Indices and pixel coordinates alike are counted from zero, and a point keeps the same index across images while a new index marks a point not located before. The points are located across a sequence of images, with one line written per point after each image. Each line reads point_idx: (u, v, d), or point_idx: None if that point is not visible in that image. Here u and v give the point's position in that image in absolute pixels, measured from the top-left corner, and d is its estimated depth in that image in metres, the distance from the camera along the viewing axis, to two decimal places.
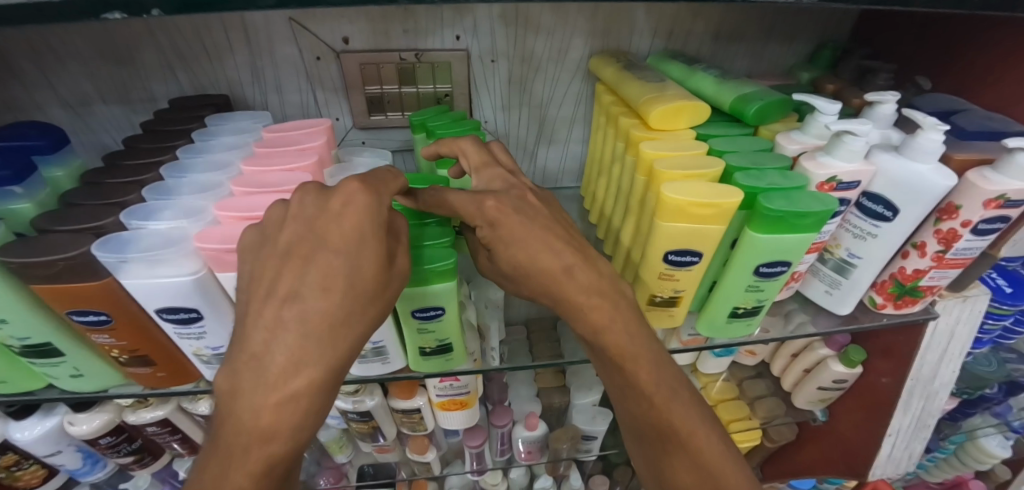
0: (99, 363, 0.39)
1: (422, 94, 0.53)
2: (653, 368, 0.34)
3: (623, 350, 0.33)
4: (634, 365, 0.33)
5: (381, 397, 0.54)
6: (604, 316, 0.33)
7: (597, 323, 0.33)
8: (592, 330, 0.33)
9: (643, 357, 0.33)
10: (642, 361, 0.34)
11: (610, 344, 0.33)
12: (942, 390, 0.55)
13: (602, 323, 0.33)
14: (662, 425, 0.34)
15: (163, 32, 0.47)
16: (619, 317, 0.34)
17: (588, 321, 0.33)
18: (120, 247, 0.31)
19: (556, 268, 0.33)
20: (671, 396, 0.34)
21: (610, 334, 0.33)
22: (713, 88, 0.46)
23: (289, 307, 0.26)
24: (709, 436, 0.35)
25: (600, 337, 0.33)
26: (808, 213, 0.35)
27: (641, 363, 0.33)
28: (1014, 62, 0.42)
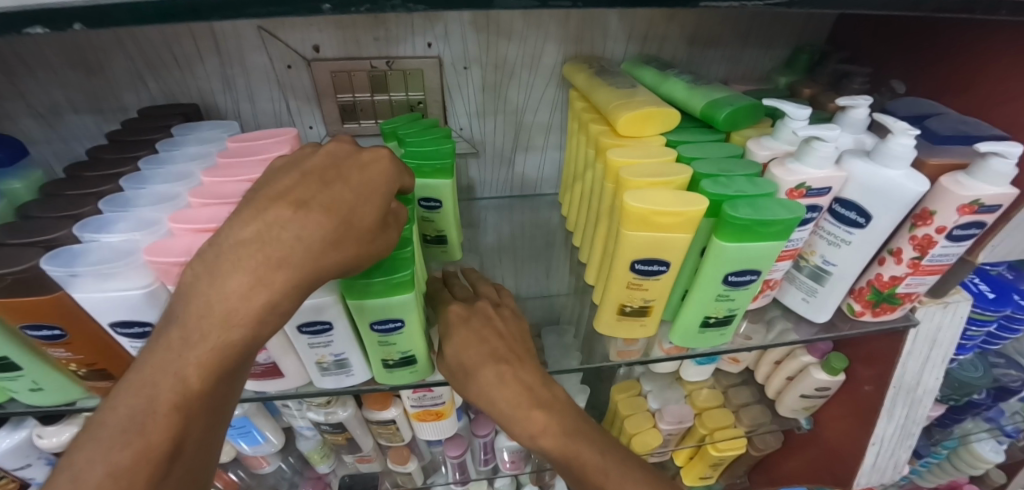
0: (59, 376, 0.38)
1: (395, 101, 0.52)
2: (577, 438, 0.36)
3: (538, 425, 0.36)
4: (553, 437, 0.36)
5: (355, 408, 0.53)
6: (518, 398, 0.36)
7: (499, 403, 0.36)
8: (504, 411, 0.36)
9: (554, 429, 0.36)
10: (562, 433, 0.36)
11: (522, 421, 0.36)
12: (926, 398, 0.54)
13: (506, 404, 0.36)
14: None
15: (131, 42, 0.46)
16: (522, 392, 0.36)
17: (496, 399, 0.36)
18: (70, 261, 0.31)
19: (469, 349, 0.38)
20: (600, 460, 0.36)
21: (521, 410, 0.36)
22: (685, 93, 0.46)
23: (232, 246, 0.26)
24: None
25: (513, 415, 0.36)
26: (775, 220, 0.34)
27: (560, 435, 0.36)
28: (989, 65, 0.41)
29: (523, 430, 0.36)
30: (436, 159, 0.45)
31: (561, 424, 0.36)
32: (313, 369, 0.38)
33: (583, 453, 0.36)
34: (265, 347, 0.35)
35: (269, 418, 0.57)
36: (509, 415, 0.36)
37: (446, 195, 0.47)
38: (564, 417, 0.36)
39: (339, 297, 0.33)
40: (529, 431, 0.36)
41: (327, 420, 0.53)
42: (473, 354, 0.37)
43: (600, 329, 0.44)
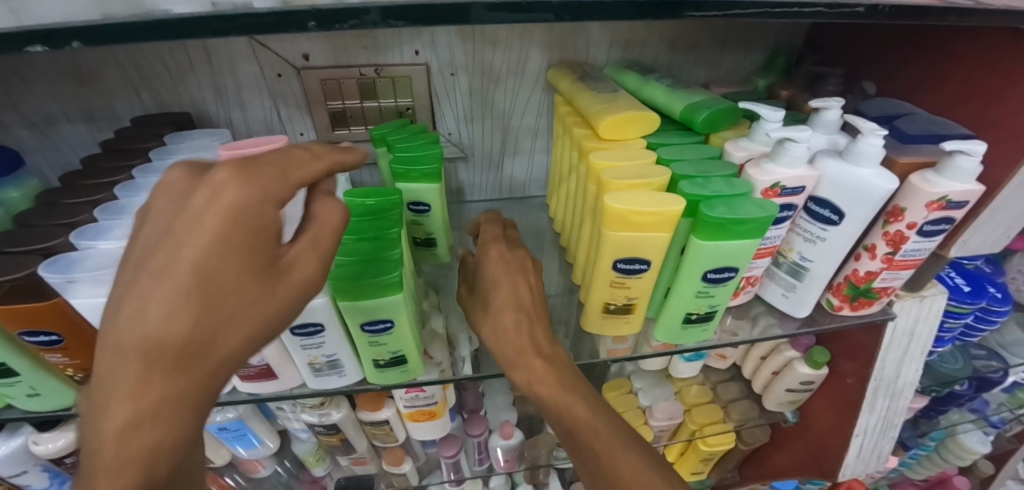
0: (56, 381, 0.39)
1: (384, 107, 0.54)
2: (585, 406, 0.37)
3: (548, 390, 0.37)
4: (565, 401, 0.37)
5: (348, 408, 0.54)
6: (538, 361, 0.38)
7: (518, 362, 0.38)
8: (523, 371, 0.38)
9: (555, 378, 0.37)
10: (573, 398, 0.37)
11: (535, 382, 0.38)
12: (907, 389, 0.55)
13: (524, 365, 0.38)
14: (594, 452, 0.36)
15: (124, 53, 0.47)
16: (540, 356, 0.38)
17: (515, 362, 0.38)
18: (67, 267, 0.32)
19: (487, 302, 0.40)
20: (605, 432, 0.36)
21: (537, 371, 0.38)
22: (664, 96, 0.47)
23: None
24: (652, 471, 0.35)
25: (522, 357, 0.38)
26: (749, 219, 0.35)
27: (568, 401, 0.37)
28: (954, 66, 0.43)
29: (535, 392, 0.38)
30: (425, 164, 0.46)
31: (573, 391, 0.37)
32: (305, 370, 0.39)
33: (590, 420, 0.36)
34: (258, 348, 0.36)
35: (263, 421, 0.57)
36: (524, 377, 0.38)
37: (434, 199, 0.48)
38: (574, 389, 0.38)
39: (328, 298, 0.34)
40: (541, 395, 0.37)
41: (321, 422, 0.53)
42: (494, 303, 0.40)
43: (586, 328, 0.45)
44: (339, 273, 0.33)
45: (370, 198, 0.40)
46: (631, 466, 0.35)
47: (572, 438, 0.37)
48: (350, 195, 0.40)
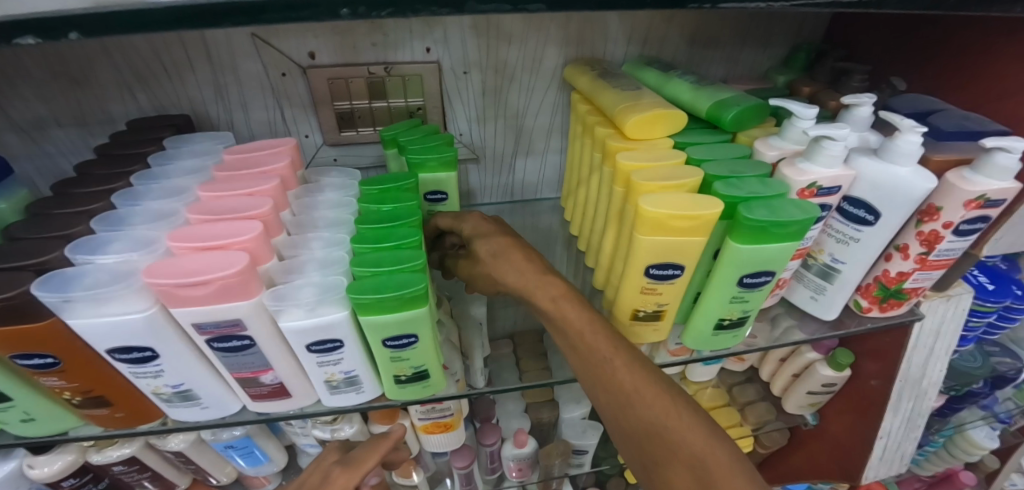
0: (51, 405, 0.36)
1: (394, 108, 0.51)
2: (633, 360, 0.35)
3: (594, 342, 0.35)
4: (611, 356, 0.35)
5: (361, 423, 0.51)
6: (584, 314, 0.37)
7: (567, 316, 0.37)
8: (570, 326, 0.37)
9: (586, 324, 0.36)
10: (622, 351, 0.35)
11: (582, 334, 0.36)
12: (931, 389, 0.55)
13: (573, 318, 0.37)
14: (626, 391, 0.33)
15: (119, 52, 0.45)
16: (592, 319, 0.37)
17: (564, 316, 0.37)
18: (63, 285, 0.29)
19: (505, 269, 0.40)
20: (654, 393, 0.33)
21: (582, 325, 0.36)
22: (689, 94, 0.45)
23: None
24: (708, 434, 0.31)
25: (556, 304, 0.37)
26: (790, 221, 0.34)
27: (614, 356, 0.35)
28: (987, 59, 0.41)
29: (579, 348, 0.36)
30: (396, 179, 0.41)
31: (622, 345, 0.35)
32: (321, 387, 0.36)
33: (636, 377, 0.34)
34: (272, 367, 0.34)
35: (270, 436, 0.55)
36: (570, 332, 0.37)
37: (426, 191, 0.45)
38: (625, 345, 0.36)
39: (349, 313, 0.31)
40: (585, 352, 0.36)
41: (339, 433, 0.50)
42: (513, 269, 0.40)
43: None
44: (360, 285, 0.31)
45: (387, 205, 0.38)
46: (683, 426, 0.31)
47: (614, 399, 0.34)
48: (364, 201, 0.38)
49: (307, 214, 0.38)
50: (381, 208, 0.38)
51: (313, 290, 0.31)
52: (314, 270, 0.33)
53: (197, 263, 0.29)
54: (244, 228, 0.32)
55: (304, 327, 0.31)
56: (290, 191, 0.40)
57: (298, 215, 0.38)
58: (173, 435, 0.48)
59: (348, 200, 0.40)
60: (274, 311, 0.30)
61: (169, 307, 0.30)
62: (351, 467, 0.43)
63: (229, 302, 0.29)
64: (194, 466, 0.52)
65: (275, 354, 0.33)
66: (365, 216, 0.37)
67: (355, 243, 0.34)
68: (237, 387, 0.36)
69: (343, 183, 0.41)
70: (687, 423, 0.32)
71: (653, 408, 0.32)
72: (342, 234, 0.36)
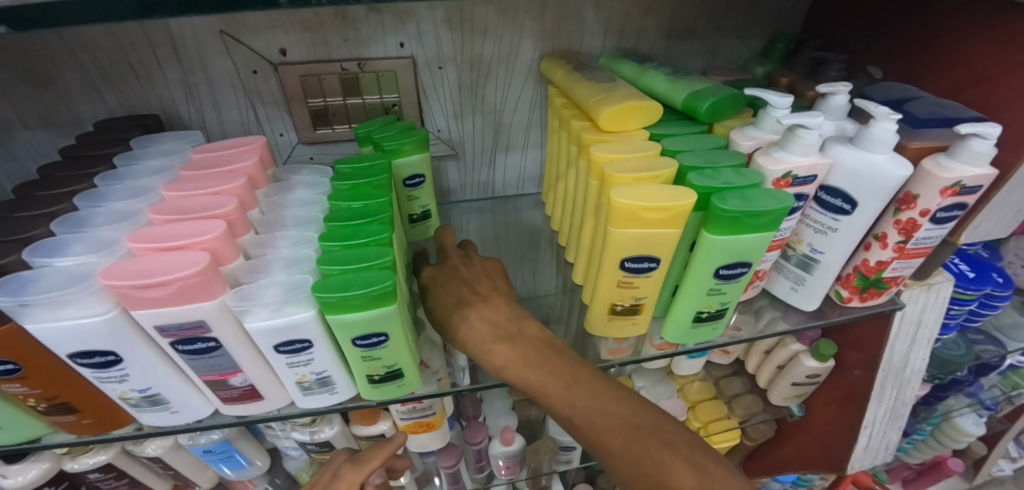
0: (16, 411, 0.36)
1: (368, 105, 0.51)
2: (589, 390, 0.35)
3: (567, 394, 0.35)
4: (603, 417, 0.34)
5: (342, 424, 0.50)
6: (565, 375, 0.36)
7: (548, 386, 0.36)
8: (546, 389, 0.36)
9: (534, 364, 0.37)
10: (609, 403, 0.34)
11: (566, 398, 0.35)
12: (913, 378, 0.55)
13: (549, 381, 0.36)
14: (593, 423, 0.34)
15: (84, 51, 0.44)
16: (541, 356, 0.37)
17: (542, 382, 0.36)
18: (19, 288, 0.28)
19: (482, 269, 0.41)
20: (619, 417, 0.34)
21: (566, 385, 0.35)
22: (665, 86, 0.45)
23: None
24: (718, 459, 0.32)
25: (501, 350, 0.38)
26: (763, 211, 0.33)
27: (569, 392, 0.35)
28: (962, 46, 0.41)
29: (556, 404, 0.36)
30: (370, 176, 0.40)
31: (606, 395, 0.35)
32: (294, 389, 0.36)
33: (636, 428, 0.33)
34: (241, 369, 0.33)
35: (252, 439, 0.54)
36: (544, 390, 0.36)
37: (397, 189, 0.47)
38: (612, 395, 0.35)
39: (316, 313, 0.31)
40: (575, 417, 0.34)
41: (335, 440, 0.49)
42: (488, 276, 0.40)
43: (593, 330, 0.43)
44: (327, 283, 0.30)
45: (358, 202, 0.37)
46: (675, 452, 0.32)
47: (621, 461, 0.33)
48: (334, 198, 0.38)
49: (276, 213, 0.37)
50: (351, 204, 0.37)
51: (278, 289, 0.30)
52: (280, 269, 0.32)
53: (156, 264, 0.29)
54: (208, 228, 0.31)
55: (269, 327, 0.30)
56: (260, 190, 0.39)
57: (267, 214, 0.37)
58: (150, 441, 0.48)
59: (319, 198, 0.39)
60: (239, 311, 0.30)
61: (130, 310, 0.29)
62: (358, 464, 0.47)
63: (191, 304, 0.29)
64: (174, 471, 0.51)
65: (242, 355, 0.32)
66: (335, 214, 0.36)
67: (323, 241, 0.34)
68: (208, 390, 0.36)
69: (314, 181, 0.41)
70: (694, 454, 0.32)
71: (646, 445, 0.32)
72: (311, 232, 0.36)
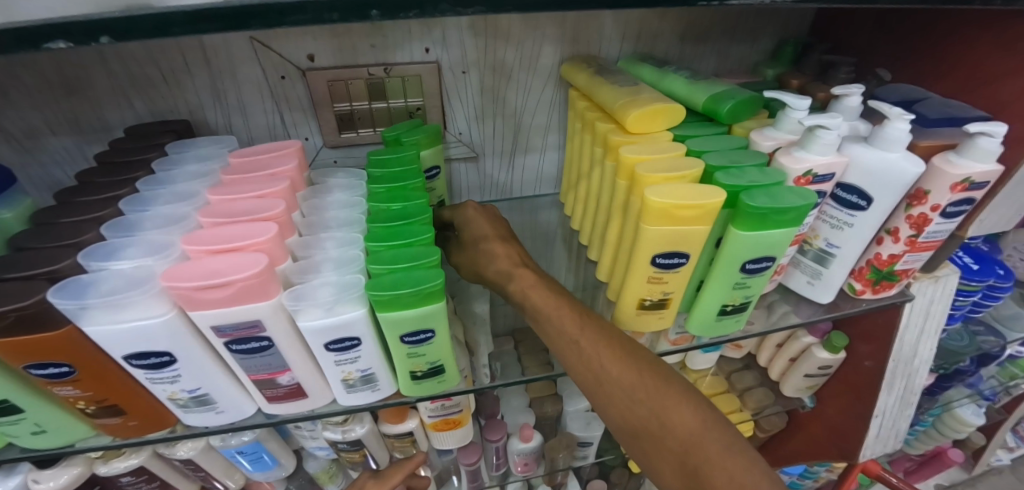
0: (62, 415, 0.36)
1: (393, 109, 0.52)
2: (619, 355, 0.36)
3: (598, 357, 0.36)
4: (624, 391, 0.35)
5: (372, 423, 0.51)
6: (599, 343, 0.37)
7: (581, 341, 0.37)
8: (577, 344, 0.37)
9: (574, 328, 0.38)
10: (635, 379, 0.35)
11: (595, 369, 0.36)
12: (921, 368, 0.57)
13: (583, 338, 0.37)
14: (609, 383, 0.35)
15: (115, 58, 0.44)
16: (583, 322, 0.38)
17: (575, 350, 0.37)
18: (80, 292, 0.29)
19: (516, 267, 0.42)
20: (639, 385, 0.35)
21: (597, 355, 0.36)
22: (685, 88, 0.47)
23: None
24: (732, 447, 0.32)
25: (544, 313, 0.39)
26: (789, 208, 0.35)
27: (601, 355, 0.36)
28: (967, 50, 0.43)
29: (582, 363, 0.37)
30: (404, 178, 0.41)
31: (634, 372, 0.35)
32: (338, 386, 0.37)
33: (654, 406, 0.34)
34: (289, 367, 0.34)
35: (280, 440, 0.55)
36: (577, 349, 0.37)
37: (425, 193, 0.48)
38: (641, 368, 0.36)
39: (367, 311, 0.32)
40: (597, 387, 0.36)
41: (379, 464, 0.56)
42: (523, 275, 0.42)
43: (621, 324, 0.44)
44: (378, 282, 0.31)
45: (397, 204, 0.38)
46: (686, 430, 0.33)
47: (635, 434, 0.35)
48: (373, 200, 0.39)
49: (317, 215, 0.38)
50: (390, 206, 0.38)
51: (331, 288, 0.31)
52: (330, 269, 0.33)
53: (216, 265, 0.29)
54: (261, 230, 0.32)
55: (323, 326, 0.31)
56: (299, 193, 0.40)
57: (308, 217, 0.38)
58: (181, 443, 0.48)
59: (356, 200, 0.40)
60: (293, 310, 0.31)
61: (189, 311, 0.30)
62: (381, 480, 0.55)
63: (249, 304, 0.30)
64: (203, 473, 0.52)
65: (292, 354, 0.33)
66: (376, 215, 0.38)
67: (369, 241, 0.35)
68: (254, 390, 0.36)
69: (350, 184, 0.42)
70: (706, 441, 0.32)
71: (657, 415, 0.34)
72: (354, 233, 0.37)
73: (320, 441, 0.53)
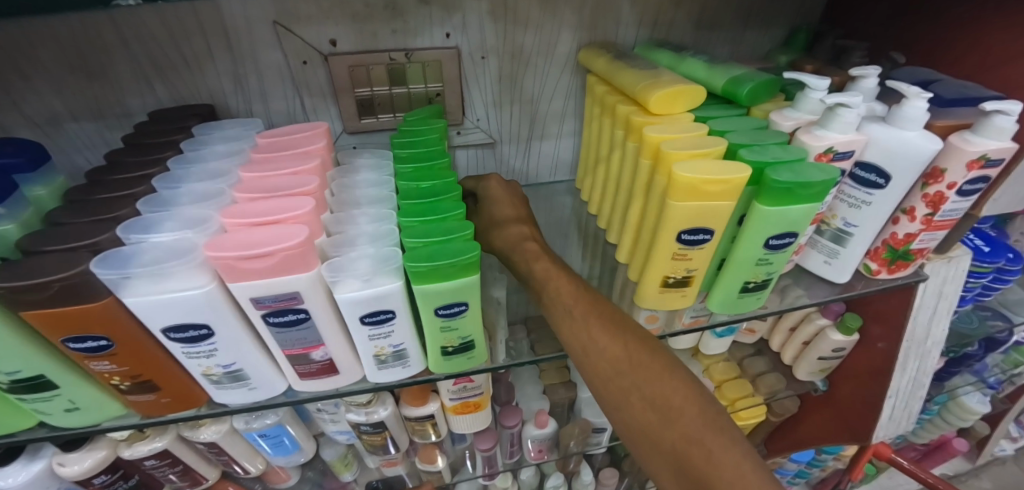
0: (94, 391, 0.36)
1: (413, 94, 0.52)
2: (634, 352, 0.36)
3: (615, 353, 0.36)
4: (625, 379, 0.35)
5: (394, 405, 0.51)
6: (603, 332, 0.38)
7: (599, 339, 0.38)
8: (595, 342, 0.38)
9: (592, 324, 0.38)
10: (649, 376, 0.35)
11: (609, 364, 0.36)
12: (934, 349, 0.59)
13: (600, 336, 0.38)
14: (622, 380, 0.35)
15: (138, 42, 0.44)
16: (602, 320, 0.39)
17: (582, 339, 0.38)
18: (121, 262, 0.29)
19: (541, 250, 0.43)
20: (653, 382, 0.35)
21: (604, 344, 0.37)
22: (704, 72, 0.48)
23: None
24: (732, 444, 0.31)
25: (563, 311, 0.40)
26: (813, 182, 0.36)
27: (617, 351, 0.37)
28: (981, 31, 0.44)
29: (597, 359, 0.37)
30: (431, 158, 0.42)
31: (648, 369, 0.35)
32: (370, 362, 0.37)
33: (666, 404, 0.33)
34: (324, 342, 0.35)
35: (300, 423, 0.55)
36: (594, 346, 0.38)
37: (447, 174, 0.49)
38: (656, 366, 0.35)
39: (403, 284, 0.32)
40: (600, 376, 0.37)
41: (398, 449, 0.57)
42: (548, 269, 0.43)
43: (642, 302, 0.45)
44: (414, 254, 0.32)
45: (425, 182, 0.39)
46: (699, 432, 0.32)
47: (632, 426, 0.34)
48: (401, 179, 0.39)
49: (347, 193, 0.38)
50: (420, 184, 0.39)
51: (368, 261, 0.32)
52: (365, 243, 0.33)
53: (256, 237, 0.30)
54: (298, 204, 0.32)
55: (359, 298, 0.31)
56: (328, 172, 0.40)
57: (337, 195, 0.38)
58: (205, 427, 0.48)
59: (385, 179, 0.41)
60: (331, 282, 0.31)
61: (229, 282, 0.30)
62: None
63: (289, 275, 0.30)
64: (225, 457, 0.52)
65: (327, 328, 0.34)
66: (405, 193, 0.38)
67: (402, 217, 0.35)
68: (286, 365, 0.37)
69: (377, 164, 0.42)
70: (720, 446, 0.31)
71: (668, 417, 0.33)
72: (386, 210, 0.37)
73: (340, 424, 0.53)
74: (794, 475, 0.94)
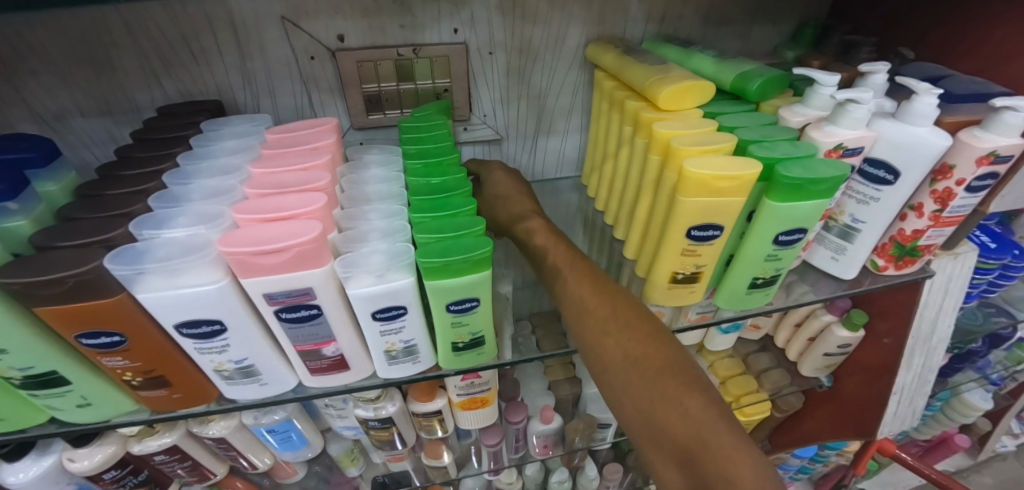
0: (106, 386, 0.36)
1: (421, 90, 0.52)
2: (624, 319, 0.36)
3: (605, 318, 0.37)
4: (612, 342, 0.35)
5: (402, 401, 0.51)
6: (597, 299, 0.38)
7: (592, 306, 0.38)
8: (588, 308, 0.38)
9: (586, 292, 0.39)
10: (634, 340, 0.34)
11: (598, 330, 0.36)
12: (939, 346, 0.59)
13: (593, 302, 0.38)
14: (609, 344, 0.35)
15: (147, 37, 0.44)
16: (598, 289, 0.39)
17: (576, 305, 0.39)
18: (135, 258, 0.29)
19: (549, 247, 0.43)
20: (638, 345, 0.34)
21: (595, 307, 0.38)
22: (713, 68, 0.48)
23: None
24: (710, 404, 0.30)
25: (561, 281, 0.41)
26: (824, 178, 0.36)
27: (607, 317, 0.36)
28: (991, 27, 0.44)
29: (588, 325, 0.37)
30: (440, 154, 0.42)
31: (634, 333, 0.35)
32: (380, 358, 0.37)
33: (648, 367, 0.33)
34: (335, 338, 0.35)
35: (308, 419, 0.55)
36: (586, 312, 0.38)
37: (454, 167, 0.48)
38: (644, 332, 0.35)
39: (416, 279, 0.32)
40: (588, 338, 0.37)
41: (405, 444, 0.57)
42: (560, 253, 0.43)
43: (650, 298, 0.45)
44: (426, 250, 0.32)
45: (436, 178, 0.39)
46: (677, 394, 0.31)
47: (615, 389, 0.34)
48: (411, 175, 0.39)
49: (357, 189, 0.38)
50: (430, 179, 0.39)
51: (381, 256, 0.32)
52: (377, 239, 0.34)
53: (269, 233, 0.30)
54: (311, 200, 0.33)
55: (372, 294, 0.31)
56: (338, 168, 0.40)
57: (347, 191, 0.38)
58: (214, 422, 0.49)
59: (394, 175, 0.41)
60: (344, 278, 0.31)
61: (242, 279, 0.30)
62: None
63: (304, 271, 0.30)
64: (234, 453, 0.52)
65: (339, 324, 0.34)
66: (416, 189, 0.38)
67: (414, 212, 0.35)
68: (298, 362, 0.37)
69: (387, 159, 0.42)
70: (697, 408, 0.30)
71: (649, 378, 0.32)
72: (397, 206, 0.37)
73: (348, 420, 0.53)
74: (797, 471, 0.95)
